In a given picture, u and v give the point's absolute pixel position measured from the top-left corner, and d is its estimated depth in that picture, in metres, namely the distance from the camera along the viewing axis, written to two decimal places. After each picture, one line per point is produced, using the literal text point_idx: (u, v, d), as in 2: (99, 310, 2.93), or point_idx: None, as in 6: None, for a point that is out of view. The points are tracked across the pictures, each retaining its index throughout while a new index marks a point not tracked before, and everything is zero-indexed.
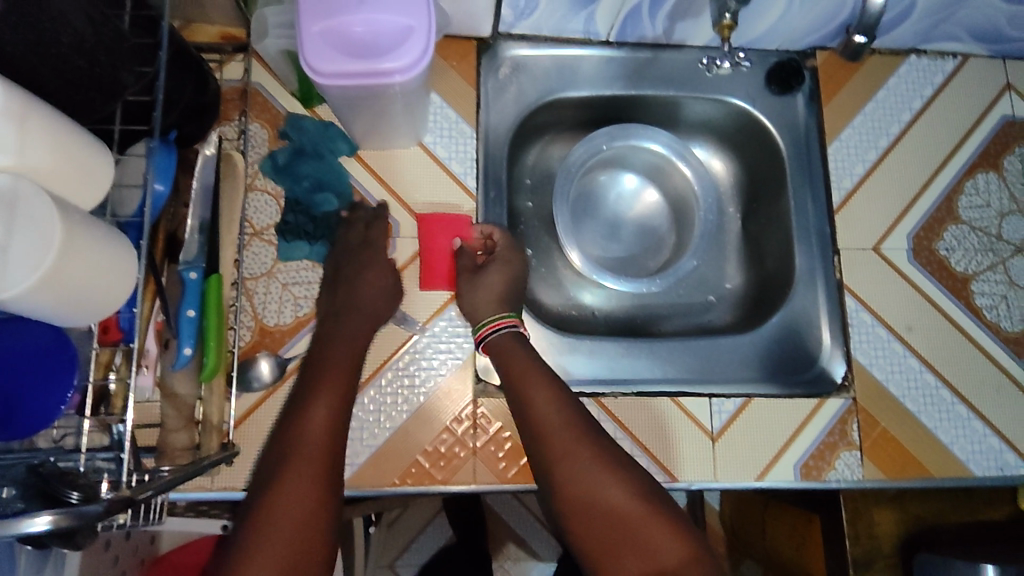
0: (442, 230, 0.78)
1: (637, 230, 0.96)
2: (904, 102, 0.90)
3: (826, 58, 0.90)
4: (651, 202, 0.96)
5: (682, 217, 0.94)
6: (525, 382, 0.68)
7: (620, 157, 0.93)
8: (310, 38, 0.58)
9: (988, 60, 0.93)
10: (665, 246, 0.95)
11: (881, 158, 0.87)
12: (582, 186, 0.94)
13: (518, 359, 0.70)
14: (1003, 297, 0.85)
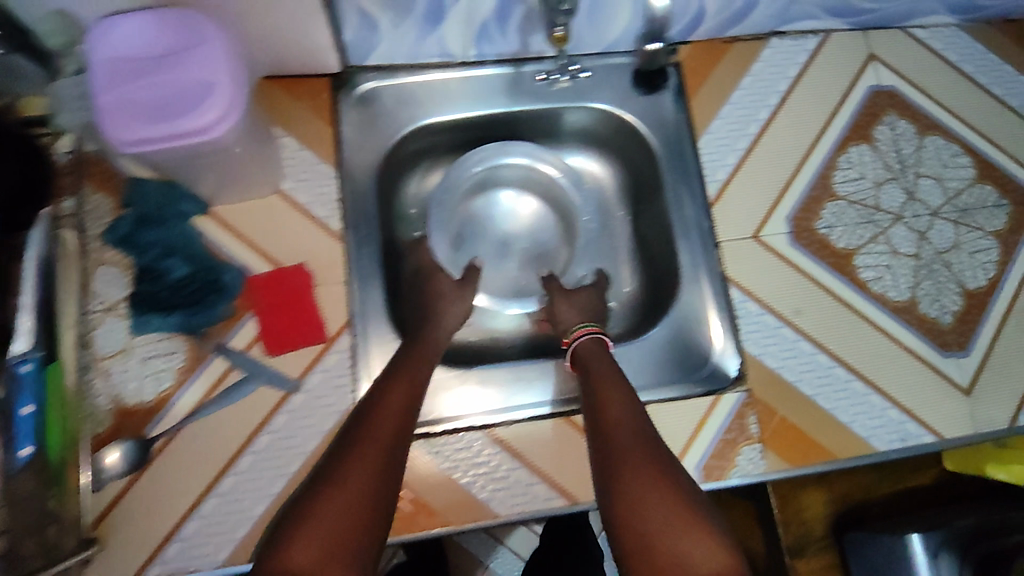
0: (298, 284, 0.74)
1: (529, 248, 0.94)
2: (770, 86, 0.89)
3: (691, 51, 0.89)
4: (536, 213, 0.95)
5: (567, 224, 0.93)
6: (603, 387, 0.71)
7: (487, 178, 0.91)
8: (114, 108, 0.57)
9: (848, 33, 0.93)
10: (559, 253, 0.94)
11: (753, 144, 0.86)
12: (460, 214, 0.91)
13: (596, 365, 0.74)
14: (887, 266, 0.85)
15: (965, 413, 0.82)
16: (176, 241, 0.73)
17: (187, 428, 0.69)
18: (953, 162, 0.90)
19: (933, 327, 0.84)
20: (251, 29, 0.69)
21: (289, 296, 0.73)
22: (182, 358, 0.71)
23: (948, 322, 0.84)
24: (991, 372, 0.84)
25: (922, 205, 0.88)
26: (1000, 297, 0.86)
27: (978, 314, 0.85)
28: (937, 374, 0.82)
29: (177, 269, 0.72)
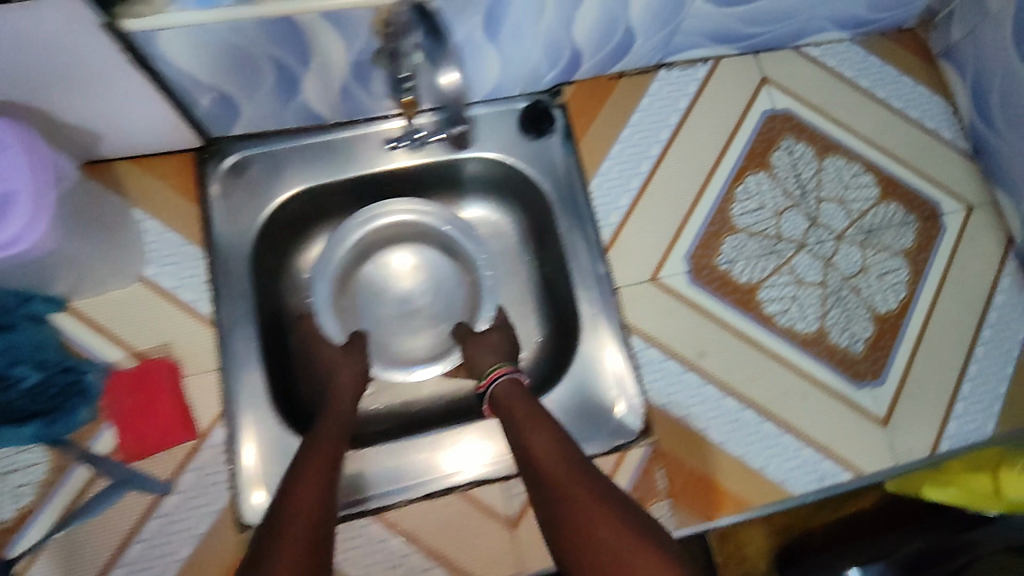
0: (164, 378, 0.70)
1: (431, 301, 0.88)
2: (660, 119, 0.86)
3: (576, 90, 0.86)
4: (433, 266, 0.89)
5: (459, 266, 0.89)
6: (530, 429, 0.63)
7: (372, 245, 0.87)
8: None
9: (739, 57, 0.90)
10: (467, 301, 0.88)
11: (646, 184, 0.84)
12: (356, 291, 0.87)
13: (518, 404, 0.67)
14: (793, 298, 0.82)
15: (882, 444, 0.80)
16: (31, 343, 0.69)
17: (50, 545, 0.65)
18: (856, 181, 0.88)
19: (845, 357, 0.81)
20: (86, 117, 0.65)
21: (150, 395, 0.69)
22: (44, 469, 0.67)
23: (860, 350, 0.82)
24: (908, 398, 0.81)
25: (826, 229, 0.85)
26: (912, 318, 0.84)
27: (891, 339, 0.83)
28: (851, 406, 0.80)
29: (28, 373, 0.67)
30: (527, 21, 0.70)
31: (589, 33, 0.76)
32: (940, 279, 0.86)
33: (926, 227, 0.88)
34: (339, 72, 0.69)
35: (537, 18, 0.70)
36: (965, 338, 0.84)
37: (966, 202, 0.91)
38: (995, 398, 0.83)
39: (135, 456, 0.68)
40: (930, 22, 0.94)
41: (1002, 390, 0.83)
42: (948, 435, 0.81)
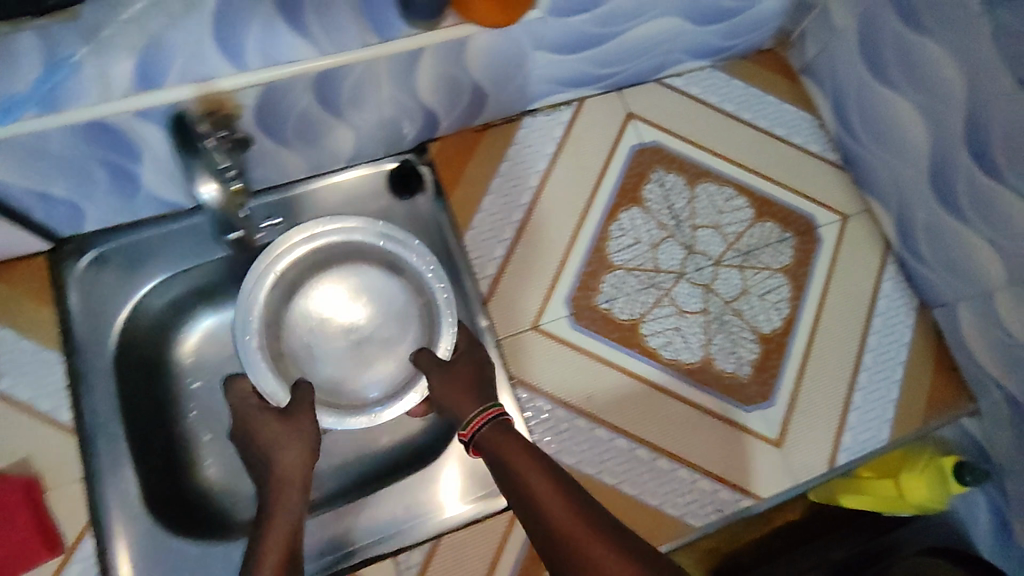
0: (22, 497, 0.69)
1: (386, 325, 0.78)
2: (529, 166, 0.87)
3: (441, 145, 0.87)
4: (384, 287, 0.79)
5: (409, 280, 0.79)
6: (525, 478, 0.58)
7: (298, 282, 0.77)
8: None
9: (602, 96, 0.92)
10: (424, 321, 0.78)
11: (519, 232, 0.85)
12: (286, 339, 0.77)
13: (518, 453, 0.61)
14: (675, 329, 0.83)
15: (780, 466, 0.80)
16: None
17: None
18: (729, 205, 0.90)
19: (733, 382, 0.82)
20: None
21: (13, 513, 0.68)
22: None
23: (747, 373, 0.82)
24: (800, 416, 0.81)
25: (703, 256, 0.87)
26: (797, 334, 0.85)
27: (779, 358, 0.83)
28: (744, 432, 0.80)
29: None
30: (367, 98, 0.71)
31: (437, 95, 0.76)
32: (822, 292, 0.87)
33: (803, 241, 0.90)
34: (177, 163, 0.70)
35: (377, 87, 0.70)
36: (852, 348, 0.85)
37: (841, 212, 0.93)
38: (887, 404, 0.84)
39: None
40: (788, 41, 0.97)
41: (893, 394, 0.85)
42: (845, 448, 0.81)
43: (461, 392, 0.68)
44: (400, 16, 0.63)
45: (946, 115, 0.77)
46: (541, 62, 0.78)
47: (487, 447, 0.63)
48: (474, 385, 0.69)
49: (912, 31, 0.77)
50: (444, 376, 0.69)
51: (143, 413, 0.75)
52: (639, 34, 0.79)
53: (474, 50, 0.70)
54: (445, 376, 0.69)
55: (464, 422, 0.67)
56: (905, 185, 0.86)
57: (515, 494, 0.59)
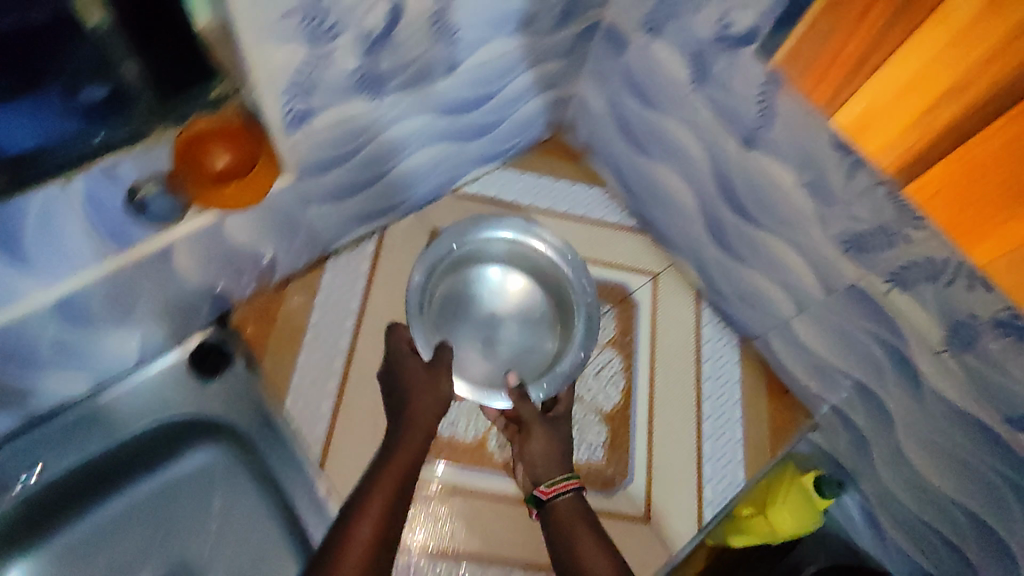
0: None
1: (520, 326, 0.85)
2: (341, 310, 0.87)
3: (242, 314, 0.85)
4: (531, 302, 0.85)
5: (560, 302, 0.84)
6: (574, 528, 0.67)
7: (475, 254, 0.84)
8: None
9: (402, 221, 0.94)
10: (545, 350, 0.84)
11: (344, 382, 0.84)
12: (485, 288, 0.85)
13: (580, 524, 0.67)
14: None
15: (652, 538, 0.84)
16: None
17: None
18: None
19: (589, 470, 0.85)
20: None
21: None
22: None
23: (601, 457, 0.86)
24: (659, 484, 0.86)
25: None
26: (639, 403, 0.89)
27: (626, 433, 0.87)
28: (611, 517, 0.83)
29: None
30: (127, 298, 0.68)
31: (213, 270, 0.74)
32: (651, 356, 0.93)
33: (623, 310, 0.95)
34: None
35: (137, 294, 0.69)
36: (691, 401, 0.91)
37: (650, 270, 0.99)
38: (736, 446, 0.90)
39: None
40: (561, 128, 1.04)
41: (738, 433, 0.91)
42: (707, 503, 0.87)
43: (553, 456, 0.74)
44: (135, 222, 0.61)
45: (701, 176, 0.84)
46: (315, 215, 0.79)
47: (550, 507, 0.70)
48: (555, 447, 0.75)
49: (652, 110, 0.85)
50: (542, 430, 0.75)
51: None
52: (408, 165, 0.84)
53: (233, 225, 0.69)
54: (546, 429, 0.75)
55: (546, 481, 0.71)
56: (692, 238, 0.93)
57: (559, 549, 0.66)
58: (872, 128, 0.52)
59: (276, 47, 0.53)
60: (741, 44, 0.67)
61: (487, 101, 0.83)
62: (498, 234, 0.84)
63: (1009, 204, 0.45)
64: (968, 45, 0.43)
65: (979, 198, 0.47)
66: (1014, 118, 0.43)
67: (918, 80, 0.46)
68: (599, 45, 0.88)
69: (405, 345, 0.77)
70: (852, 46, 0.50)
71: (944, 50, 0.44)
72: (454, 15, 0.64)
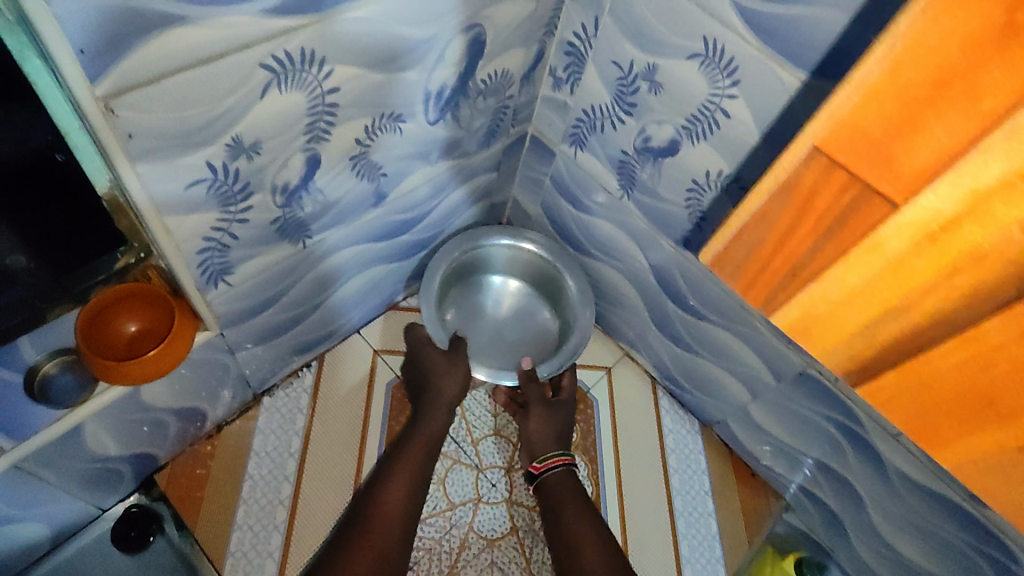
0: None
1: (522, 320, 0.91)
2: (282, 452, 0.81)
3: (170, 472, 0.77)
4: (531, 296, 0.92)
5: (556, 294, 0.90)
6: (563, 494, 0.73)
7: (478, 261, 0.89)
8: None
9: (341, 345, 0.89)
10: (549, 337, 0.90)
11: (289, 533, 0.76)
12: (490, 288, 0.92)
13: (569, 495, 0.72)
14: (489, 568, 0.78)
15: None
16: None
17: None
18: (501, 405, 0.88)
19: None
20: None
21: None
22: None
23: None
24: None
25: (494, 468, 0.84)
26: (609, 510, 0.86)
27: None
28: None
29: None
30: (32, 484, 0.62)
31: (131, 436, 0.68)
32: (614, 456, 0.90)
33: (580, 411, 0.93)
34: None
35: (42, 480, 0.63)
36: (660, 500, 0.88)
37: (602, 365, 0.97)
38: (712, 542, 0.87)
39: None
40: None
41: (712, 528, 0.88)
42: None
43: (550, 434, 0.79)
44: (38, 405, 0.56)
45: (640, 272, 0.85)
46: (247, 356, 0.74)
47: (542, 482, 0.75)
48: (553, 429, 0.79)
49: (584, 213, 0.86)
50: (542, 412, 0.80)
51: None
52: (344, 293, 0.81)
53: (148, 388, 0.64)
54: (546, 412, 0.80)
55: (540, 457, 0.77)
56: (639, 331, 0.93)
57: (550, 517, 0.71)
58: (814, 333, 0.45)
59: (181, 217, 0.52)
60: (665, 155, 0.71)
61: (419, 224, 0.82)
62: (496, 240, 0.88)
63: (971, 415, 0.41)
64: (907, 278, 0.38)
65: (942, 407, 0.43)
66: (966, 342, 0.38)
67: (855, 301, 0.41)
68: (528, 155, 0.89)
69: (424, 337, 0.81)
70: (781, 261, 0.44)
71: (879, 277, 0.39)
72: (374, 154, 0.64)
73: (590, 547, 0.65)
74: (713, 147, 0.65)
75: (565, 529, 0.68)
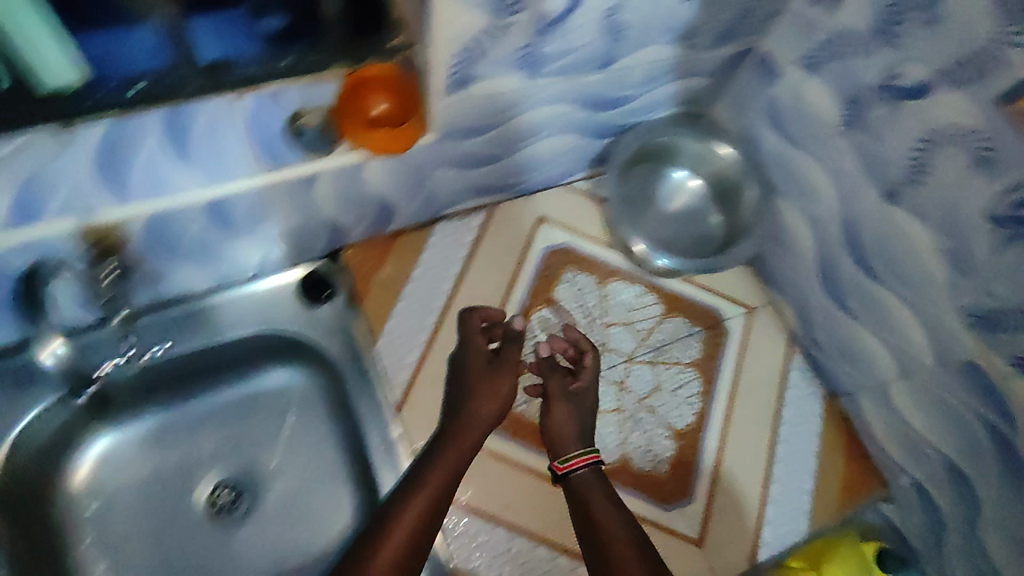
0: None
1: (689, 219, 0.95)
2: (442, 271, 0.90)
3: (355, 252, 0.89)
4: (704, 197, 0.94)
5: (731, 200, 0.92)
6: (593, 502, 0.68)
7: (667, 150, 0.93)
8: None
9: (512, 203, 0.95)
10: (712, 242, 0.93)
11: (432, 338, 0.87)
12: (670, 178, 0.95)
13: (601, 503, 0.68)
14: (591, 430, 0.83)
15: (704, 565, 0.80)
16: None
17: None
18: (639, 303, 0.92)
19: (650, 480, 0.82)
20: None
21: None
22: None
23: (665, 471, 0.83)
24: (721, 512, 0.83)
25: (617, 353, 0.88)
26: (713, 431, 0.86)
27: (694, 455, 0.85)
28: (665, 531, 0.80)
29: None
30: (264, 211, 0.72)
31: (342, 205, 0.78)
32: (734, 386, 0.89)
33: (712, 336, 0.92)
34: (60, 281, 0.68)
35: (274, 208, 0.73)
36: (765, 441, 0.87)
37: (747, 304, 0.96)
38: (804, 495, 0.86)
39: None
40: None
41: (808, 484, 0.87)
42: (765, 543, 0.83)
43: (573, 429, 0.74)
44: (291, 147, 0.66)
45: (825, 218, 0.83)
46: (446, 177, 0.81)
47: (571, 483, 0.71)
48: (572, 424, 0.74)
49: (789, 144, 0.84)
50: (564, 408, 0.75)
51: (27, 561, 0.71)
52: (535, 149, 0.83)
53: (370, 169, 0.73)
54: (567, 408, 0.75)
55: (563, 456, 0.72)
56: (798, 279, 0.91)
57: (579, 518, 0.68)
58: None
59: (460, 13, 0.58)
60: (910, 97, 0.68)
61: (627, 104, 0.83)
62: (688, 137, 0.92)
63: None
64: None
65: None
66: None
67: None
68: (747, 72, 0.87)
69: (479, 325, 0.79)
70: None
71: None
72: (624, 14, 0.66)
73: (620, 550, 0.63)
74: (976, 98, 0.61)
75: (602, 545, 0.64)
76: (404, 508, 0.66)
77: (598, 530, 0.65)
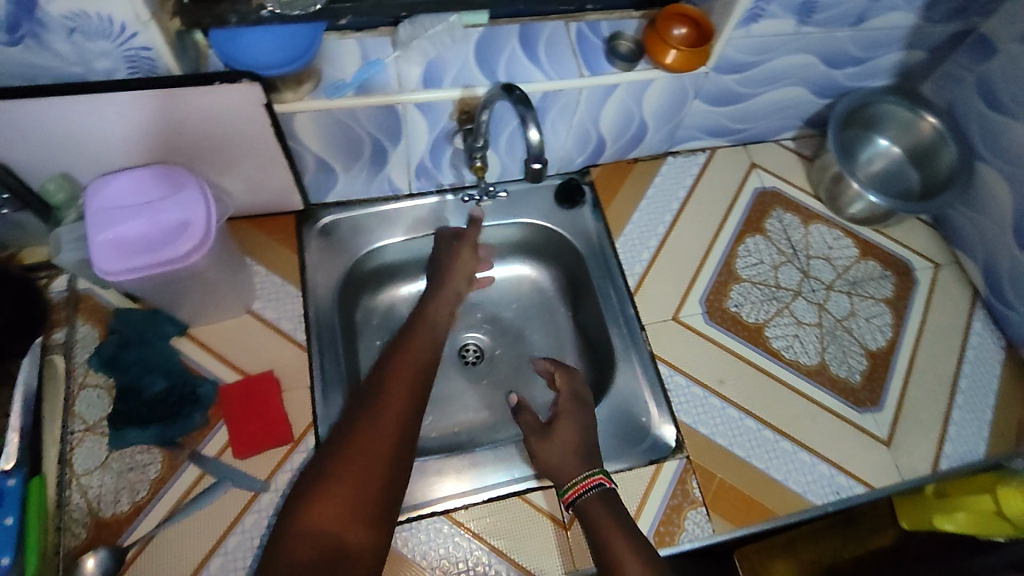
0: (246, 396, 0.82)
1: (887, 178, 1.08)
2: (670, 194, 1.05)
3: (599, 172, 1.06)
4: (902, 161, 1.07)
5: (929, 163, 1.04)
6: (606, 531, 0.71)
7: (877, 117, 1.06)
8: (90, 246, 0.68)
9: (731, 148, 1.10)
10: (909, 197, 1.05)
11: (662, 243, 1.01)
12: (873, 142, 1.08)
13: (613, 533, 0.71)
14: (793, 335, 0.97)
15: (889, 462, 0.91)
16: (183, 354, 0.84)
17: (160, 534, 0.74)
18: (837, 243, 1.05)
19: (845, 386, 0.95)
20: (228, 194, 0.86)
21: (257, 400, 0.81)
22: (158, 467, 0.78)
23: (858, 378, 0.95)
24: (907, 423, 0.93)
25: (817, 280, 1.02)
26: (901, 354, 0.98)
27: (884, 372, 0.96)
28: (856, 428, 0.92)
29: (103, 389, 0.81)
30: (565, 116, 0.90)
31: (616, 124, 0.95)
32: (920, 324, 1.01)
33: (903, 281, 1.04)
34: (420, 148, 0.88)
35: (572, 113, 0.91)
36: (949, 374, 0.97)
37: (933, 260, 1.07)
38: (984, 424, 0.94)
39: (240, 453, 0.79)
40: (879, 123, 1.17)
41: (988, 416, 0.95)
42: (946, 455, 0.92)
43: (571, 447, 0.80)
44: (606, 60, 0.86)
45: None
46: (695, 110, 0.98)
47: (578, 509, 0.75)
48: (569, 448, 0.80)
49: (998, 112, 0.97)
50: (548, 439, 0.81)
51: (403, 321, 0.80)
52: (767, 97, 0.99)
53: (652, 91, 0.90)
54: (550, 441, 0.81)
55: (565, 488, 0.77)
56: (990, 237, 1.01)
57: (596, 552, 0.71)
58: None
59: None
60: None
61: (856, 66, 0.98)
62: (898, 104, 1.03)
63: None
64: None
65: None
66: None
67: None
68: (963, 52, 1.00)
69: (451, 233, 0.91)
70: None
71: None
72: None
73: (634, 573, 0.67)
74: None
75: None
76: (377, 399, 0.67)
77: (612, 556, 0.69)
